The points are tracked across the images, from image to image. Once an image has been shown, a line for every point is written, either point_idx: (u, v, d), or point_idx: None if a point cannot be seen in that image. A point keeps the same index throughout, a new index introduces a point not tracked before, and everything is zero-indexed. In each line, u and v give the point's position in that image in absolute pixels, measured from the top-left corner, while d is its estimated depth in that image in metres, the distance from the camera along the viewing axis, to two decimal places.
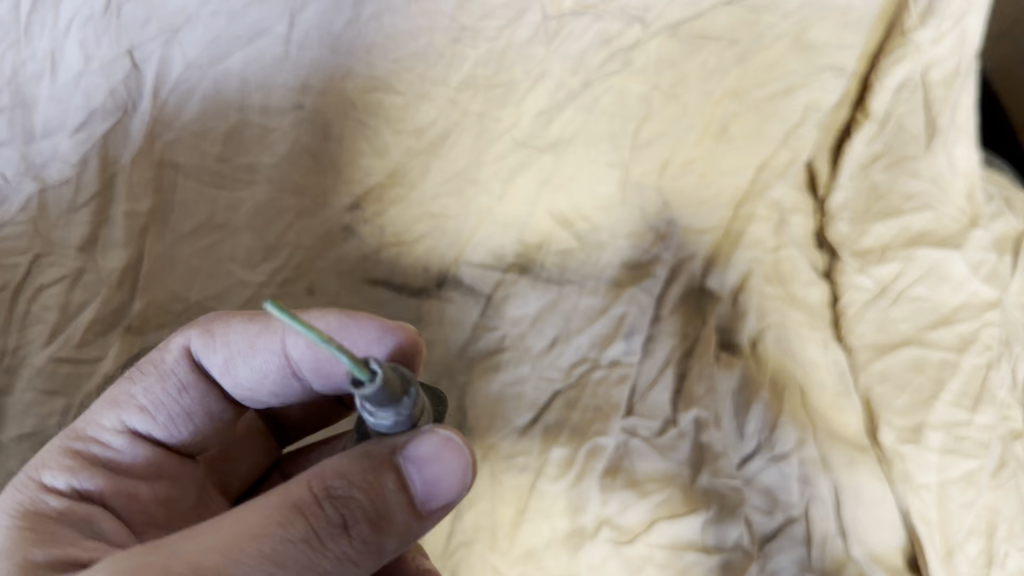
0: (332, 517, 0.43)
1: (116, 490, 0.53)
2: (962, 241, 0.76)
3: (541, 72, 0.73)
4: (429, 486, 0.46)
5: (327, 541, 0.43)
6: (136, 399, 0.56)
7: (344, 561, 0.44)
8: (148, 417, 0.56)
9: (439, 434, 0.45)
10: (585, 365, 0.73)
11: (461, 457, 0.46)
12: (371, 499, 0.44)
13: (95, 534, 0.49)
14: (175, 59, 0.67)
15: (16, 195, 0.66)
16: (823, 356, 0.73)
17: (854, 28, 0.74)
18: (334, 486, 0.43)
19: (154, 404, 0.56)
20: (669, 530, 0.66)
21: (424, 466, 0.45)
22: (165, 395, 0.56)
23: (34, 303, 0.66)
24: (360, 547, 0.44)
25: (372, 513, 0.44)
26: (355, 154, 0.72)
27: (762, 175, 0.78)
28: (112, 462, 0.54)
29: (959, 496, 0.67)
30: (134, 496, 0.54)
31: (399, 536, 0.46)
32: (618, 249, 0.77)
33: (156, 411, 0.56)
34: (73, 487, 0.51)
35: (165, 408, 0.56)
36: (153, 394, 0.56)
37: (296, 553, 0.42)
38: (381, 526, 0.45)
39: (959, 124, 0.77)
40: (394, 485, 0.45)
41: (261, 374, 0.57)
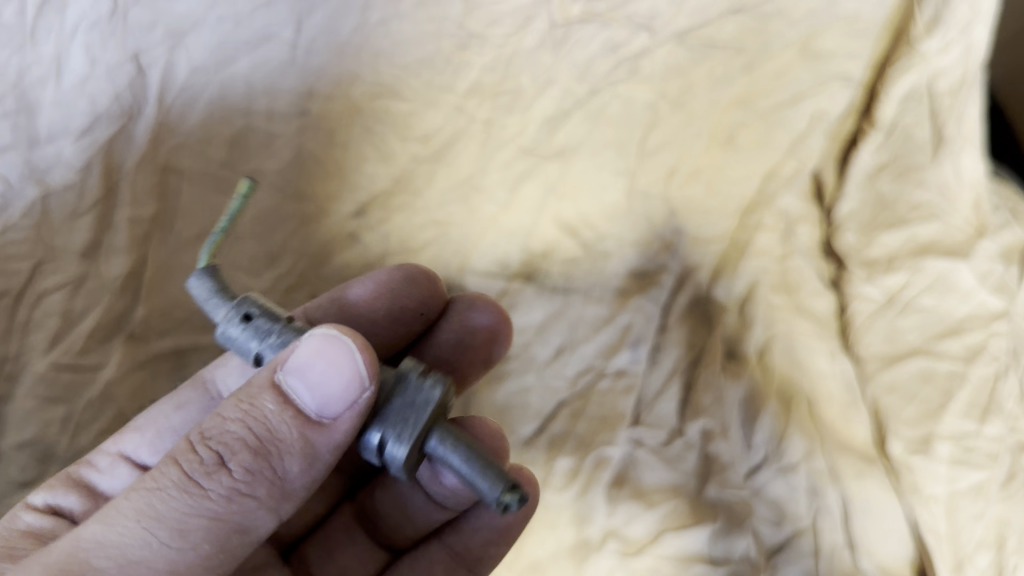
0: (206, 455, 0.39)
1: (87, 510, 0.53)
2: (969, 251, 0.76)
3: (548, 80, 0.72)
4: (318, 394, 0.39)
5: (203, 480, 0.38)
6: (135, 422, 0.57)
7: (232, 497, 0.39)
8: (139, 435, 0.56)
9: (316, 332, 0.39)
10: (591, 375, 0.72)
11: (345, 356, 0.39)
12: (248, 425, 0.39)
13: (57, 543, 0.48)
14: (181, 64, 0.66)
15: (18, 200, 0.65)
16: (831, 367, 0.73)
17: (862, 37, 0.74)
18: (209, 429, 0.39)
19: (145, 424, 0.57)
20: (676, 542, 0.66)
21: (304, 374, 0.39)
22: (161, 415, 0.57)
23: (34, 310, 0.65)
24: (247, 478, 0.39)
25: (252, 440, 0.39)
26: (361, 159, 0.72)
27: (769, 185, 0.78)
28: (94, 484, 0.55)
29: (968, 508, 0.67)
30: (98, 516, 0.53)
31: (300, 454, 0.40)
32: (625, 258, 0.76)
33: (144, 428, 0.57)
34: (48, 503, 0.52)
35: (156, 428, 0.57)
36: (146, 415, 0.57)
37: (172, 502, 0.38)
38: (268, 452, 0.39)
39: (966, 135, 0.76)
40: (273, 406, 0.39)
41: None
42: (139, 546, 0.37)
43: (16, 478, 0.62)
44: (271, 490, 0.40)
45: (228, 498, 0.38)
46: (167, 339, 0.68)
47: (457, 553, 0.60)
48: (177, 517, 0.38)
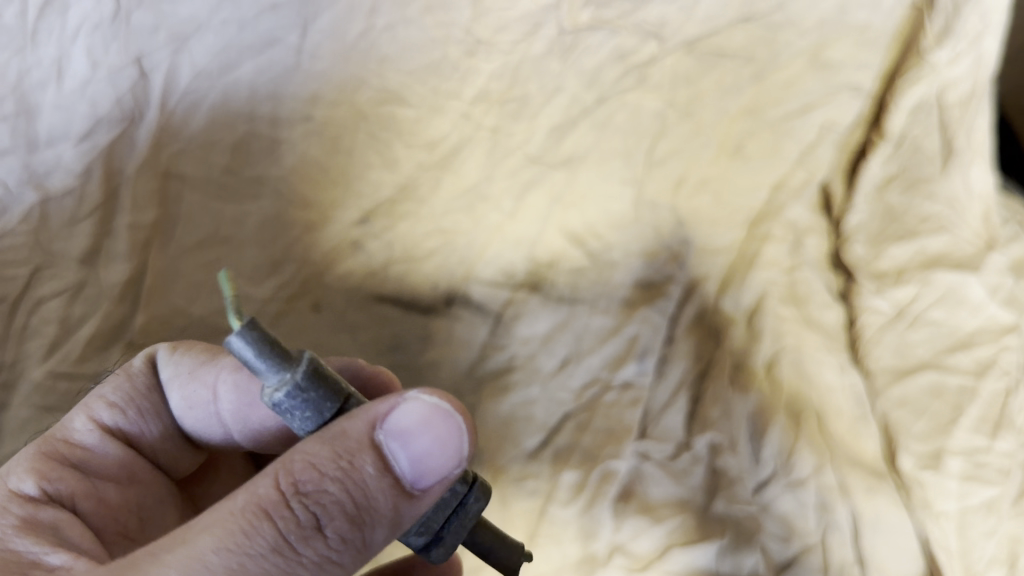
0: (304, 518, 0.37)
1: (87, 493, 0.50)
2: (978, 264, 0.75)
3: (556, 87, 0.72)
4: (417, 467, 0.39)
5: (298, 544, 0.37)
6: (106, 396, 0.54)
7: (321, 564, 0.38)
8: (118, 412, 0.54)
9: (425, 400, 0.40)
10: (596, 387, 0.72)
11: (449, 434, 0.40)
12: (348, 490, 0.38)
13: (67, 539, 0.45)
14: (184, 69, 0.65)
15: (17, 205, 0.64)
16: (841, 381, 0.71)
17: (871, 47, 0.74)
18: (304, 482, 0.37)
19: (124, 400, 0.54)
20: (683, 558, 0.64)
21: (407, 442, 0.39)
22: (135, 393, 0.55)
23: (33, 315, 0.64)
24: (339, 546, 0.38)
25: (349, 507, 0.38)
26: (365, 166, 0.71)
27: (778, 196, 0.77)
28: (82, 462, 0.51)
29: (980, 524, 0.66)
30: (102, 500, 0.50)
31: (388, 523, 0.39)
32: (631, 269, 0.75)
33: (126, 406, 0.54)
34: (43, 491, 0.48)
35: (137, 406, 0.54)
36: (121, 391, 0.54)
37: (266, 565, 0.36)
38: (362, 520, 0.39)
39: (974, 148, 0.76)
40: (373, 470, 0.38)
41: (188, 404, 0.55)
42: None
43: None
44: (356, 555, 0.39)
45: (319, 566, 0.38)
46: None
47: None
48: None
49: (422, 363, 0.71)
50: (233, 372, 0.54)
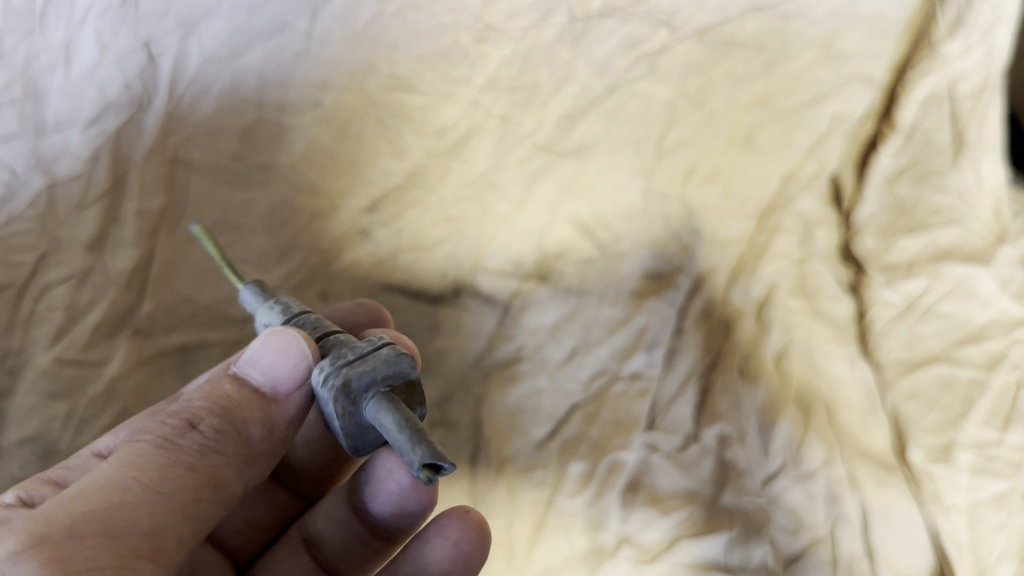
0: (176, 422, 0.41)
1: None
2: (990, 257, 0.75)
3: (565, 76, 0.72)
4: (267, 373, 0.43)
5: (175, 439, 0.41)
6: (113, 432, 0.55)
7: (204, 453, 0.41)
8: (115, 436, 0.54)
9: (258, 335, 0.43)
10: (605, 378, 0.71)
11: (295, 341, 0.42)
12: (209, 397, 0.42)
13: None
14: (193, 53, 0.66)
15: (24, 189, 0.65)
16: (850, 373, 0.71)
17: (883, 37, 0.74)
18: (174, 407, 0.42)
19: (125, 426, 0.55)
20: (692, 549, 0.64)
21: (258, 362, 0.44)
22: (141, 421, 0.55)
23: (39, 302, 0.64)
24: (216, 438, 0.41)
25: (219, 408, 0.42)
26: (374, 153, 0.71)
27: (788, 187, 0.77)
28: (66, 481, 0.50)
29: (991, 518, 0.65)
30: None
31: (260, 419, 0.43)
32: (640, 259, 0.74)
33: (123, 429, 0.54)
34: (20, 502, 0.47)
35: (135, 425, 0.55)
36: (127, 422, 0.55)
37: (150, 457, 0.40)
38: (232, 414, 0.42)
39: (985, 140, 0.76)
40: (229, 384, 0.43)
41: None
42: (123, 490, 0.38)
43: (15, 477, 0.59)
44: (240, 449, 0.42)
45: (202, 455, 0.41)
46: (173, 335, 0.66)
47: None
48: (158, 467, 0.40)
49: (429, 352, 0.71)
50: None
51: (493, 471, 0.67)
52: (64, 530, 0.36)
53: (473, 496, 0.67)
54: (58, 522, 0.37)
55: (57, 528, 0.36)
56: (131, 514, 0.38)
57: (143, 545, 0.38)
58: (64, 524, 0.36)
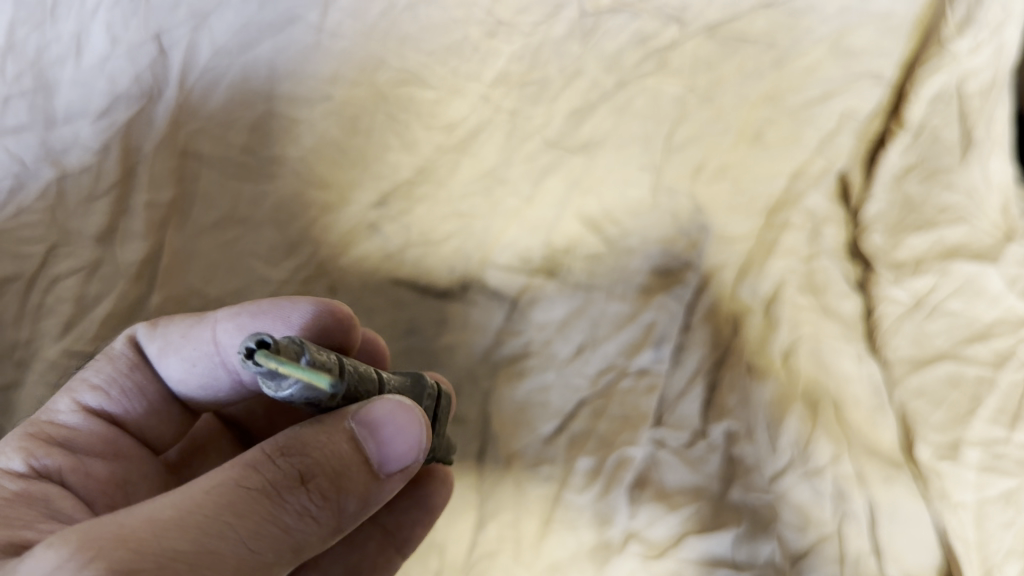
0: (288, 472, 0.40)
1: (76, 468, 0.51)
2: (998, 254, 0.72)
3: (576, 70, 0.74)
4: (388, 451, 0.42)
5: (279, 494, 0.39)
6: (88, 380, 0.56)
7: (303, 518, 0.40)
8: (101, 394, 0.56)
9: (390, 399, 0.41)
10: (612, 373, 0.70)
11: (414, 425, 0.42)
12: (326, 454, 0.40)
13: (57, 514, 0.46)
14: (204, 45, 0.69)
15: (34, 180, 0.66)
16: (857, 370, 0.70)
17: (893, 35, 0.75)
18: (287, 445, 0.40)
19: (108, 381, 0.56)
20: (699, 545, 0.64)
21: (377, 431, 0.41)
22: (117, 372, 0.56)
23: (48, 295, 0.65)
24: (320, 504, 0.40)
25: (331, 467, 0.41)
26: (384, 148, 0.72)
27: (796, 184, 0.75)
28: (68, 442, 0.52)
29: (998, 516, 0.64)
30: (90, 475, 0.51)
31: (360, 496, 0.42)
32: (648, 256, 0.73)
33: (109, 388, 0.56)
34: (31, 466, 0.49)
35: (119, 385, 0.56)
36: (103, 372, 0.56)
37: (254, 505, 0.39)
38: (340, 485, 0.41)
39: (993, 137, 0.74)
40: (348, 446, 0.41)
41: (189, 365, 0.56)
42: (218, 541, 0.37)
43: None
44: (333, 522, 0.41)
45: (300, 520, 0.40)
46: None
47: (389, 531, 0.61)
48: (255, 521, 0.38)
49: (438, 347, 0.71)
50: (233, 317, 0.56)
51: (501, 466, 0.68)
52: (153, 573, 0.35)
53: (480, 490, 0.68)
54: (150, 559, 0.35)
55: (145, 564, 0.35)
56: (219, 572, 0.37)
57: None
58: (154, 561, 0.35)
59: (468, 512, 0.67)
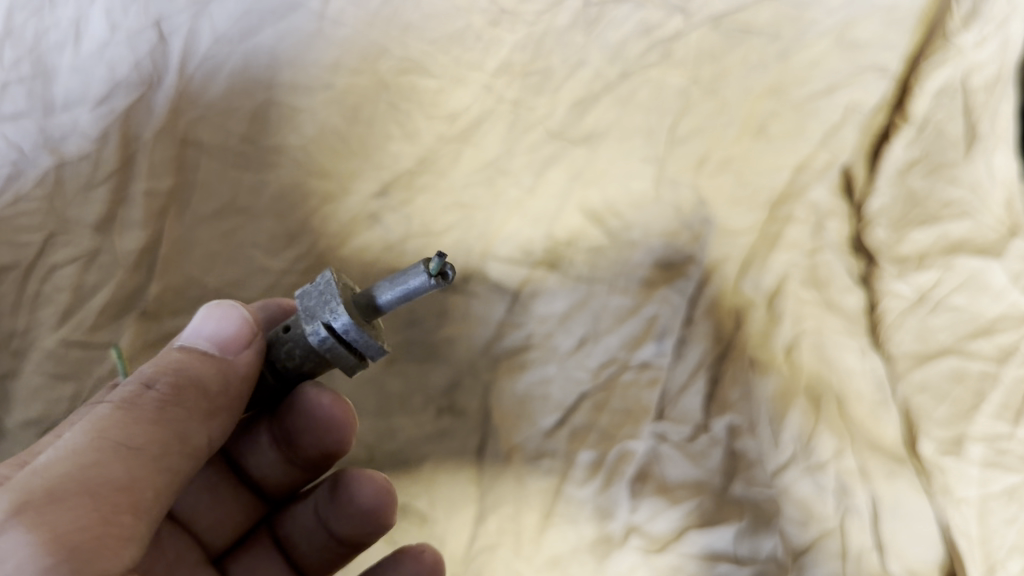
0: (130, 385, 0.42)
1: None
2: (1002, 249, 0.70)
3: (579, 60, 0.73)
4: (215, 334, 0.45)
5: (137, 397, 0.41)
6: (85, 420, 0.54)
7: (166, 406, 0.41)
8: None
9: (206, 306, 0.46)
10: (614, 366, 0.70)
11: (234, 308, 0.46)
12: (161, 361, 0.43)
13: None
14: (205, 32, 0.69)
15: (32, 168, 0.66)
16: (861, 365, 0.69)
17: (897, 27, 0.74)
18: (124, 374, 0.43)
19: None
20: (700, 539, 0.64)
21: (199, 331, 0.45)
22: None
23: (46, 284, 0.65)
24: (176, 390, 0.42)
25: (169, 365, 0.43)
26: (385, 137, 0.71)
27: (800, 177, 0.75)
28: None
29: (1001, 512, 0.63)
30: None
31: (218, 377, 0.44)
32: (650, 249, 0.72)
33: None
34: None
35: None
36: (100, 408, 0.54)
37: (113, 415, 0.40)
38: (190, 373, 0.43)
39: (998, 132, 0.73)
40: (179, 351, 0.44)
41: None
42: (87, 447, 0.38)
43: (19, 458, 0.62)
44: (201, 406, 0.43)
45: (164, 410, 0.41)
46: (179, 318, 0.66)
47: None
48: (119, 423, 0.40)
49: (438, 339, 0.70)
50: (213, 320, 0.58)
51: (502, 460, 0.67)
52: (37, 495, 0.36)
53: (480, 484, 0.67)
54: (29, 489, 0.36)
55: (29, 495, 0.36)
56: (108, 472, 0.38)
57: (124, 502, 0.38)
58: (35, 488, 0.36)
59: (467, 506, 0.66)
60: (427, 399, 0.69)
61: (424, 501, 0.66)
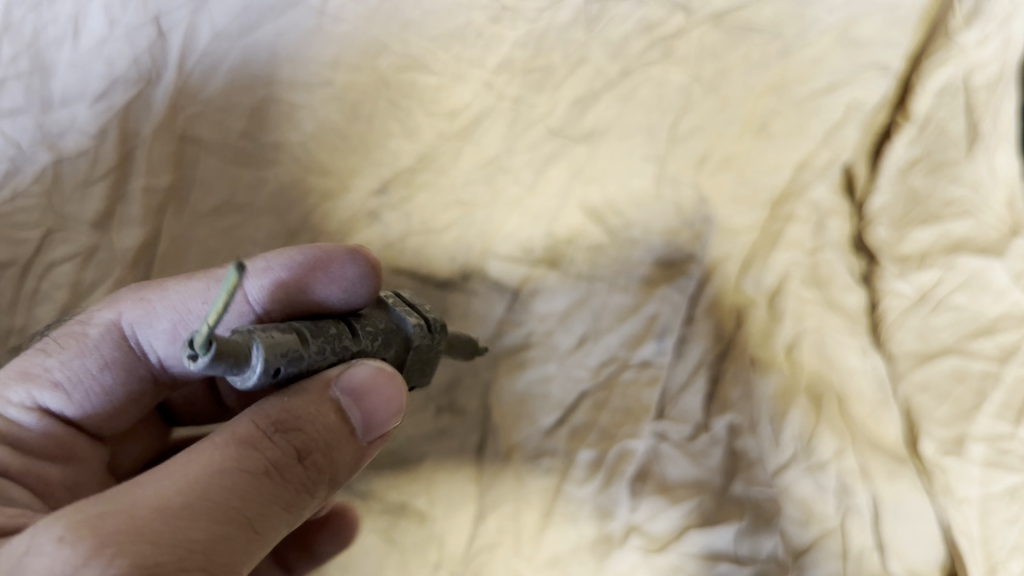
0: (285, 448, 0.42)
1: (26, 472, 0.52)
2: (1004, 248, 0.70)
3: (580, 57, 0.73)
4: (369, 416, 0.44)
5: (284, 471, 0.41)
6: (51, 374, 0.53)
7: (302, 492, 0.42)
8: (61, 393, 0.53)
9: (369, 364, 0.43)
10: (614, 365, 0.70)
11: (393, 387, 0.44)
12: (320, 428, 0.42)
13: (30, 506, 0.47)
14: (204, 27, 0.68)
15: (29, 165, 0.66)
16: (863, 364, 0.69)
17: (901, 26, 0.73)
18: (280, 416, 0.42)
19: (69, 382, 0.54)
20: (701, 539, 0.64)
21: (361, 399, 0.43)
22: (84, 371, 0.54)
23: (43, 280, 0.65)
24: (318, 475, 0.43)
25: (324, 440, 0.43)
26: (385, 134, 0.71)
27: (802, 176, 0.74)
28: (20, 441, 0.52)
29: (1004, 512, 0.63)
30: (41, 477, 0.52)
31: (349, 465, 0.45)
32: (651, 247, 0.72)
33: (70, 386, 0.54)
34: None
35: (81, 386, 0.54)
36: (69, 371, 0.54)
37: (259, 486, 0.40)
38: (334, 456, 0.43)
39: (1000, 131, 0.72)
40: (338, 417, 0.43)
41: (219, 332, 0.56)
42: (228, 522, 0.39)
43: None
44: (327, 491, 0.44)
45: (298, 493, 0.42)
46: None
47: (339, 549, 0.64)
48: (261, 499, 0.40)
49: None
50: (262, 272, 0.56)
51: (502, 458, 0.68)
52: (174, 566, 0.37)
53: (480, 482, 0.67)
54: (169, 551, 0.37)
55: (169, 561, 0.37)
56: (234, 555, 0.39)
57: None
58: (175, 555, 0.37)
59: (467, 504, 0.67)
60: (428, 398, 0.70)
61: (423, 500, 0.67)
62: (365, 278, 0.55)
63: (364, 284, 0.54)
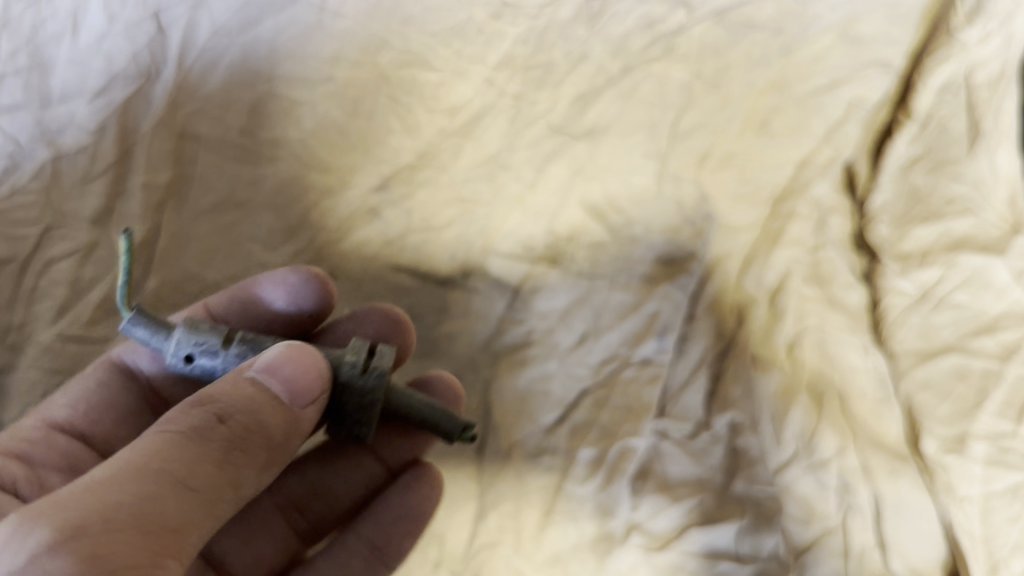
0: (204, 416, 0.41)
1: (31, 481, 0.53)
2: (1005, 246, 0.70)
3: (581, 54, 0.71)
4: (293, 388, 0.44)
5: (206, 434, 0.41)
6: (59, 399, 0.58)
7: (232, 450, 0.42)
8: (70, 412, 0.57)
9: (282, 344, 0.45)
10: (615, 363, 0.70)
11: (309, 355, 0.45)
12: (240, 396, 0.42)
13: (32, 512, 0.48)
14: (203, 24, 0.67)
15: (28, 161, 0.66)
16: (864, 363, 0.69)
17: (902, 23, 0.71)
18: (201, 394, 0.42)
19: (75, 400, 0.58)
20: (702, 538, 0.63)
21: (277, 370, 0.44)
22: (84, 392, 0.58)
23: (43, 277, 0.65)
24: (246, 436, 0.42)
25: (246, 406, 0.42)
26: (385, 131, 0.71)
27: (803, 173, 0.75)
28: (29, 456, 0.54)
29: (1005, 510, 0.63)
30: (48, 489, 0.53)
31: (284, 429, 0.44)
32: (652, 245, 0.73)
33: (77, 402, 0.58)
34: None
35: (84, 402, 0.58)
36: (73, 393, 0.58)
37: (179, 449, 0.40)
38: (260, 421, 0.43)
39: (1001, 129, 0.72)
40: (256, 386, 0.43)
41: None
42: (149, 484, 0.39)
43: None
44: (264, 455, 0.43)
45: (228, 454, 0.41)
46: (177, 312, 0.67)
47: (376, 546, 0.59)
48: (182, 462, 0.40)
49: (439, 335, 0.71)
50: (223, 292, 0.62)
51: (502, 457, 0.67)
52: (97, 525, 0.37)
53: (481, 482, 0.66)
54: (93, 512, 0.37)
55: (91, 521, 0.37)
56: (164, 512, 0.39)
57: (172, 544, 0.39)
58: (96, 515, 0.37)
59: (467, 501, 0.66)
60: None
61: None
62: (313, 291, 0.62)
63: (307, 289, 0.62)
